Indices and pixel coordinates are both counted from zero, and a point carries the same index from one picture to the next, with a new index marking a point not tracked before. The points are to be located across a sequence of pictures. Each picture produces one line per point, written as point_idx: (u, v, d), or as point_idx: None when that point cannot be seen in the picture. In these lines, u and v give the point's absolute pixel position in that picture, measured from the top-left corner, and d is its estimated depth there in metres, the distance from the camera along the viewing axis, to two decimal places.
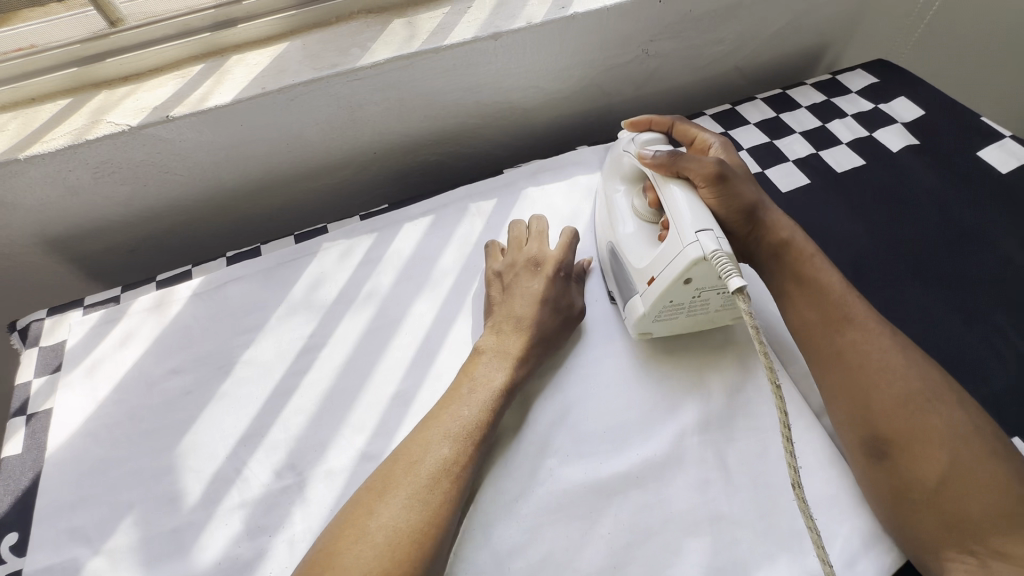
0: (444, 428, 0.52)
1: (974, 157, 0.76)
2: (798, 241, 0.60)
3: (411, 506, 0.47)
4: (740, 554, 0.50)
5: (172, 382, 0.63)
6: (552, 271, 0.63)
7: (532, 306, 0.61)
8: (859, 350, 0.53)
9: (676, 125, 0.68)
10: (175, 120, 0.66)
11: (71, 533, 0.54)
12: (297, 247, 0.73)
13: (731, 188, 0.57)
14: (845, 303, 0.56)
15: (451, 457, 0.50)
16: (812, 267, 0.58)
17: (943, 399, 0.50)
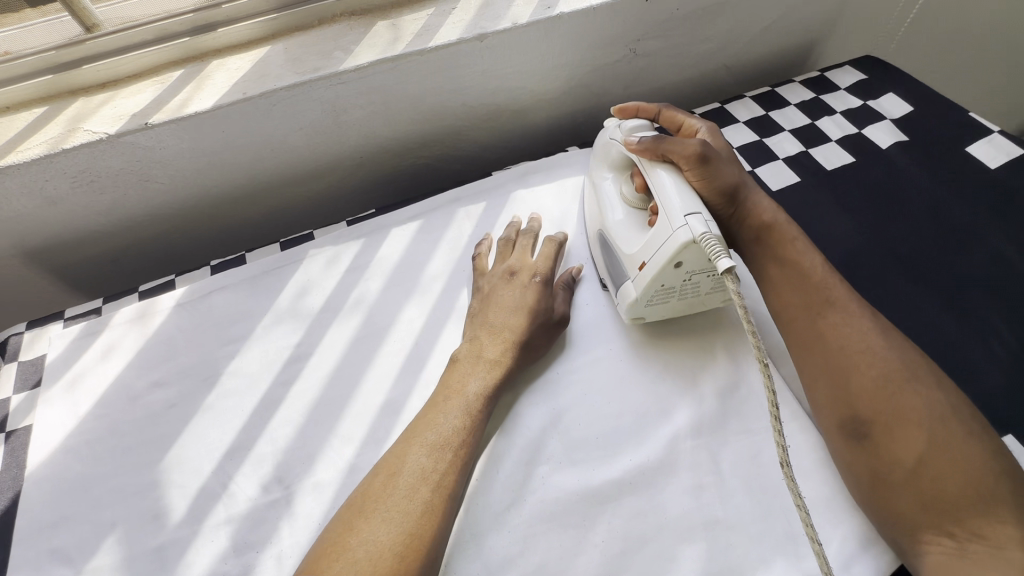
0: (422, 440, 0.51)
1: (963, 152, 0.76)
2: (780, 224, 0.60)
3: (394, 521, 0.46)
4: (736, 560, 0.49)
5: (156, 395, 0.62)
6: (529, 279, 0.63)
7: (507, 314, 0.60)
8: (838, 331, 0.53)
9: (663, 112, 0.67)
10: (154, 127, 0.65)
11: (52, 553, 0.53)
12: (283, 254, 0.72)
13: (714, 169, 0.58)
14: (825, 286, 0.56)
15: (433, 466, 0.49)
16: (792, 251, 0.58)
17: (923, 381, 0.49)
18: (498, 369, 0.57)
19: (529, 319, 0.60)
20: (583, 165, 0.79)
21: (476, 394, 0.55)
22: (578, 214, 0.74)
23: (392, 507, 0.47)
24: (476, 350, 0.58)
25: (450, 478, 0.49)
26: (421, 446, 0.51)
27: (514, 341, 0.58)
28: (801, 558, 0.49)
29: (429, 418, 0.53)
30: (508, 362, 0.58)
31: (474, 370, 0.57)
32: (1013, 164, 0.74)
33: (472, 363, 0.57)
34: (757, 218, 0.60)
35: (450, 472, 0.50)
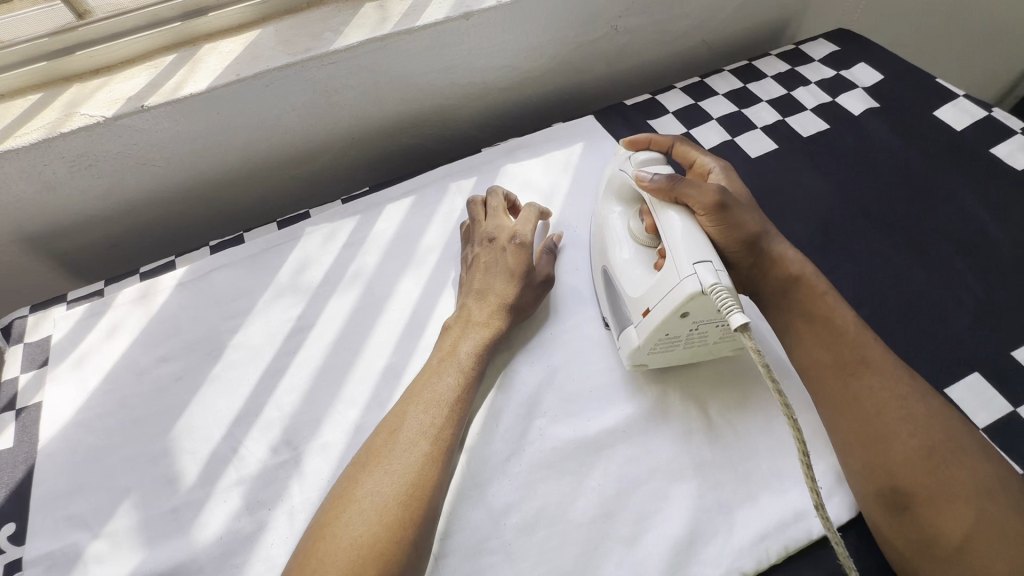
0: (422, 402, 0.53)
1: (930, 116, 0.80)
2: (808, 276, 0.57)
3: (398, 474, 0.48)
4: (724, 496, 0.52)
5: (162, 369, 0.64)
6: (511, 244, 0.64)
7: (493, 281, 0.62)
8: (877, 397, 0.49)
9: (676, 145, 0.66)
10: (150, 109, 0.67)
11: (69, 519, 0.55)
12: (281, 233, 0.74)
13: (735, 216, 0.55)
14: (858, 346, 0.52)
15: (432, 424, 0.51)
16: (824, 304, 0.55)
17: (968, 451, 0.46)
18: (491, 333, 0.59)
19: (516, 285, 0.62)
20: (569, 139, 0.82)
21: (469, 355, 0.57)
22: (566, 186, 0.77)
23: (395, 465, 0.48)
24: (469, 314, 0.61)
25: (450, 431, 0.52)
26: (421, 409, 0.52)
27: (502, 307, 0.61)
28: (784, 491, 0.52)
29: (423, 382, 0.55)
30: (500, 323, 0.60)
31: (465, 335, 0.59)
32: (977, 125, 0.77)
33: (463, 326, 0.60)
34: (785, 270, 0.57)
35: (450, 427, 0.52)
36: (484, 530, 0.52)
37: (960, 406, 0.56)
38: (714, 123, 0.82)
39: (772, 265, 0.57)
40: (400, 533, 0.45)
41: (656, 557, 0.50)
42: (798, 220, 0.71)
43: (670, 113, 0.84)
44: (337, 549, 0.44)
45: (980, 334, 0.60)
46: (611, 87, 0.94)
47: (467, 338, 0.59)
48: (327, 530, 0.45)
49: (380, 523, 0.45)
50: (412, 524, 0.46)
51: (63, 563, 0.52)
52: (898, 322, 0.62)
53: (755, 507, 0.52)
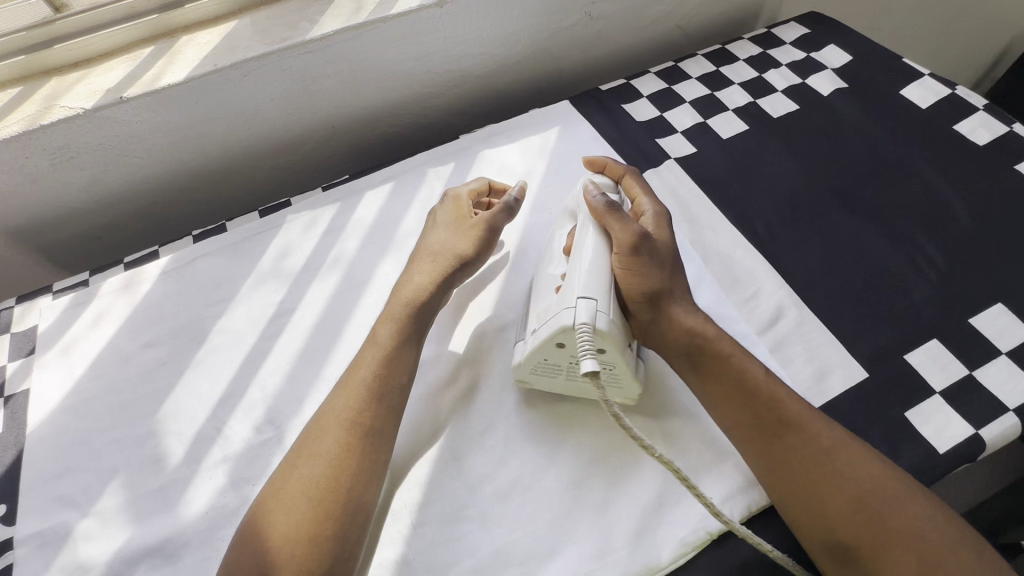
0: (338, 403, 0.52)
1: (897, 95, 0.82)
2: (716, 339, 0.54)
3: (317, 474, 0.48)
4: (692, 461, 0.54)
5: (148, 354, 0.65)
6: (450, 202, 0.67)
7: (430, 240, 0.65)
8: (804, 453, 0.48)
9: (626, 176, 0.64)
10: (129, 101, 0.68)
11: (59, 499, 0.56)
12: (262, 221, 0.75)
13: (641, 264, 0.54)
14: (776, 403, 0.50)
15: (350, 419, 0.51)
16: (733, 366, 0.52)
17: (899, 494, 0.46)
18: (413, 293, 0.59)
19: (445, 239, 0.64)
20: (545, 125, 0.83)
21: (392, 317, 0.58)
22: (542, 170, 0.78)
23: (313, 470, 0.48)
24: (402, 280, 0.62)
25: (368, 415, 0.51)
26: (336, 408, 0.52)
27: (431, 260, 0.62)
28: None
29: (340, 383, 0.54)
30: (429, 269, 0.61)
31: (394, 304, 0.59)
32: (941, 104, 0.80)
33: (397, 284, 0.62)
34: (682, 331, 0.54)
35: (371, 411, 0.51)
36: (462, 499, 0.53)
37: (919, 371, 0.58)
38: (686, 106, 0.84)
39: (666, 326, 0.54)
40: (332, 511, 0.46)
41: (626, 520, 0.52)
42: (766, 198, 0.73)
43: (644, 97, 0.86)
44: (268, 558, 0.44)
45: (938, 303, 0.63)
46: (588, 73, 0.95)
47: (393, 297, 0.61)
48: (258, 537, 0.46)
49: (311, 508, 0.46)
50: (342, 505, 0.47)
51: (54, 541, 0.54)
52: (861, 293, 0.64)
53: (723, 471, 0.54)
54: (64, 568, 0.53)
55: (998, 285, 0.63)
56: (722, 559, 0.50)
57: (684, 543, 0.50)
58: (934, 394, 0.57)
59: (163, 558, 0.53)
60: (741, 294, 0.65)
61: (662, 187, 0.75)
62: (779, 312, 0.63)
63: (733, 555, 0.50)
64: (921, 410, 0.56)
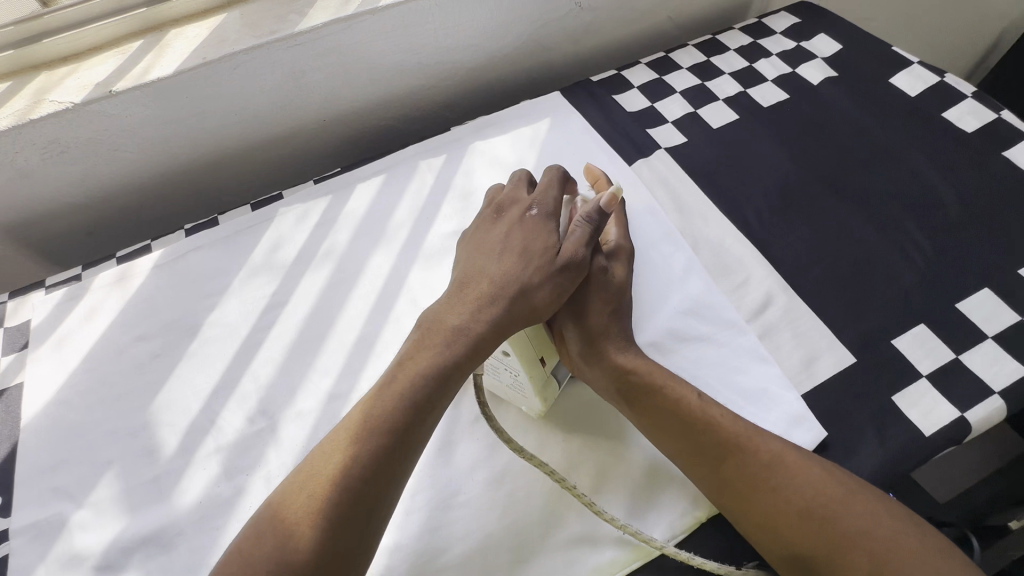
0: (332, 467, 0.43)
1: (887, 83, 0.82)
2: (647, 374, 0.53)
3: (286, 554, 0.40)
4: None
5: (141, 347, 0.65)
6: (523, 217, 0.57)
7: (494, 259, 0.54)
8: (744, 472, 0.48)
9: None
10: (119, 94, 0.68)
11: (54, 491, 0.57)
12: (254, 214, 0.75)
13: (580, 300, 0.56)
14: (713, 424, 0.50)
15: (355, 500, 0.42)
16: (666, 395, 0.52)
17: (847, 495, 0.46)
18: (464, 333, 0.49)
19: (513, 263, 0.53)
20: (536, 116, 0.83)
21: (437, 356, 0.48)
22: (532, 161, 0.78)
23: (298, 554, 0.40)
24: (448, 303, 0.52)
25: (374, 493, 0.43)
26: (330, 474, 0.43)
27: (494, 286, 0.52)
28: None
29: (337, 445, 0.44)
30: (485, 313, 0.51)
31: (435, 344, 0.49)
32: (930, 92, 0.80)
33: (444, 304, 0.52)
34: (612, 365, 0.54)
35: (380, 489, 0.43)
36: (453, 486, 0.54)
37: (906, 355, 0.59)
38: (677, 96, 0.84)
39: (597, 360, 0.54)
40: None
41: (618, 503, 0.52)
42: (756, 186, 0.74)
43: (635, 87, 0.86)
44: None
45: (926, 288, 0.63)
46: (579, 64, 0.95)
47: (435, 324, 0.51)
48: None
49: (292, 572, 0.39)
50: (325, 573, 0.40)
51: (49, 531, 0.54)
52: (850, 279, 0.65)
53: None
54: (59, 558, 0.53)
55: (985, 270, 0.64)
56: (711, 542, 0.51)
57: (673, 528, 0.51)
58: (921, 377, 0.57)
59: (158, 547, 0.53)
60: (731, 281, 0.66)
61: (652, 177, 0.75)
62: (768, 299, 0.64)
63: (722, 538, 0.51)
64: (908, 393, 0.57)
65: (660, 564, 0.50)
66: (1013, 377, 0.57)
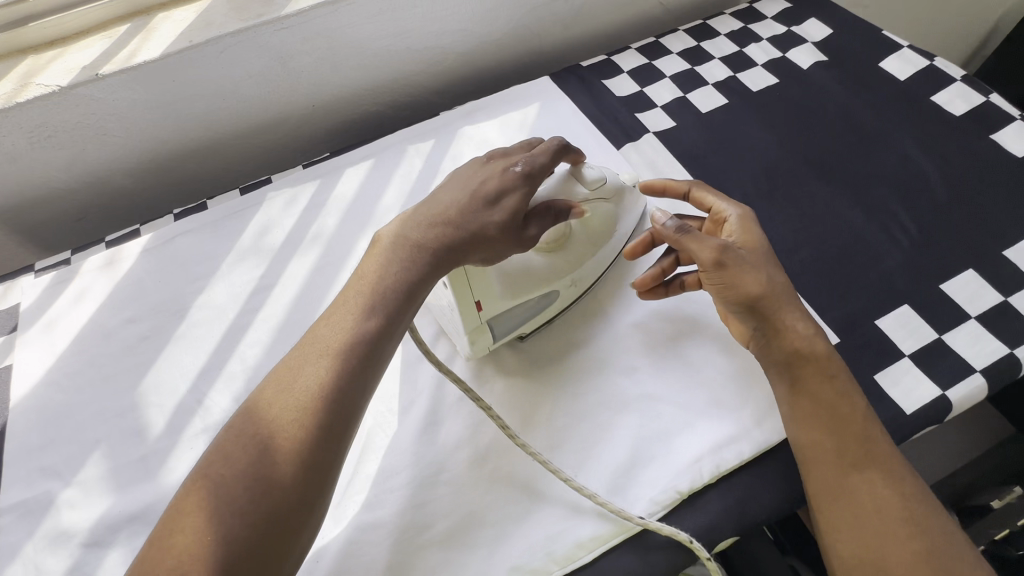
0: (303, 386, 0.44)
1: (876, 67, 0.82)
2: (816, 358, 0.50)
3: (258, 468, 0.40)
4: (662, 424, 0.55)
5: (129, 330, 0.66)
6: (503, 171, 0.55)
7: (459, 196, 0.54)
8: (878, 493, 0.46)
9: (692, 191, 0.61)
10: (105, 78, 0.68)
11: (42, 470, 0.57)
12: (243, 198, 0.75)
13: (738, 271, 0.52)
14: (866, 437, 0.48)
15: (323, 425, 0.43)
16: (832, 390, 0.49)
17: (960, 556, 0.44)
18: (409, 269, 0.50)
19: (473, 206, 0.53)
20: (525, 101, 0.83)
21: (388, 287, 0.49)
22: None
23: (268, 470, 0.40)
24: (410, 223, 0.53)
25: (343, 412, 0.44)
26: (303, 391, 0.44)
27: (448, 226, 0.52)
28: (722, 417, 0.55)
29: (308, 360, 0.45)
30: (432, 245, 0.51)
31: (398, 264, 0.50)
32: (919, 75, 0.80)
33: (409, 225, 0.53)
34: (784, 343, 0.51)
35: (340, 420, 0.44)
36: (437, 464, 0.54)
37: (889, 335, 0.59)
38: (666, 81, 0.84)
39: (773, 335, 0.51)
40: (278, 497, 0.40)
41: (599, 477, 0.53)
42: (743, 170, 0.74)
43: (625, 72, 0.86)
44: (190, 556, 0.37)
45: (911, 269, 0.63)
46: (571, 50, 0.95)
47: (396, 245, 0.52)
48: (182, 527, 0.38)
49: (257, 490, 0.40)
50: (290, 491, 0.40)
51: (37, 509, 0.55)
52: (835, 262, 0.65)
53: (691, 433, 0.54)
54: (47, 535, 0.53)
55: (970, 251, 0.64)
56: (691, 517, 0.51)
57: (655, 502, 0.51)
58: (903, 357, 0.58)
59: (144, 524, 0.53)
60: None
61: (641, 161, 0.75)
62: None
63: (702, 513, 0.51)
64: (890, 372, 0.57)
65: (640, 539, 0.50)
66: (994, 356, 0.57)
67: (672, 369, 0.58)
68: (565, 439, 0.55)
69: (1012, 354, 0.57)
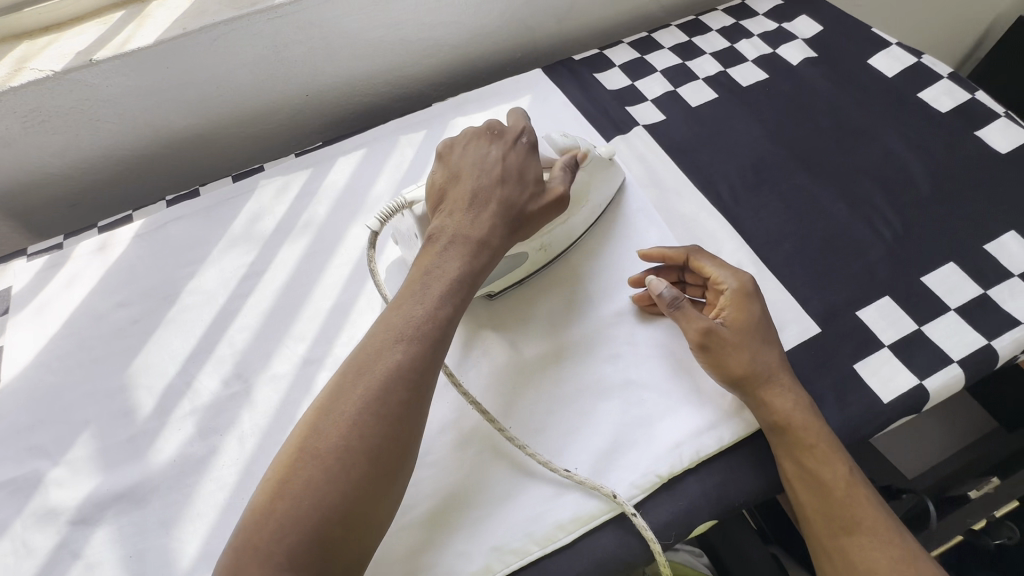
0: (383, 368, 0.45)
1: (865, 64, 0.83)
2: (798, 428, 0.51)
3: (349, 446, 0.42)
4: (645, 410, 0.56)
5: (120, 314, 0.66)
6: (514, 145, 0.59)
7: (491, 185, 0.55)
8: (868, 556, 0.48)
9: (690, 260, 0.60)
10: (99, 63, 0.69)
11: (31, 449, 0.58)
12: (235, 186, 0.76)
13: (721, 354, 0.54)
14: (851, 501, 0.50)
15: (403, 403, 0.45)
16: (813, 459, 0.50)
17: None
18: (484, 251, 0.53)
19: (518, 185, 0.56)
20: (517, 93, 0.84)
21: (458, 274, 0.51)
22: None
23: (357, 445, 0.43)
24: (459, 219, 0.54)
25: (420, 390, 0.46)
26: (382, 376, 0.45)
27: (503, 208, 0.55)
28: (703, 405, 0.56)
29: (382, 344, 0.47)
30: (491, 236, 0.53)
31: (463, 257, 0.52)
32: (907, 72, 0.81)
33: (457, 218, 0.54)
34: (765, 416, 0.52)
35: (417, 396, 0.46)
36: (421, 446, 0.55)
37: (869, 325, 0.60)
38: (657, 75, 0.85)
39: (752, 408, 0.53)
40: (367, 467, 0.42)
41: (584, 464, 0.53)
42: (730, 162, 0.74)
43: (616, 66, 0.86)
44: (296, 514, 0.41)
45: (893, 262, 0.64)
46: (564, 44, 0.95)
47: (455, 242, 0.52)
48: (283, 492, 0.42)
49: (352, 463, 0.42)
50: (380, 463, 0.43)
51: (25, 488, 0.56)
52: (819, 254, 0.66)
53: (674, 419, 0.55)
54: (35, 512, 0.54)
55: (952, 245, 0.65)
56: (670, 501, 0.52)
57: (634, 486, 0.52)
58: (882, 347, 0.59)
59: (131, 503, 0.54)
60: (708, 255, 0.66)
61: (630, 153, 0.76)
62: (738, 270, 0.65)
63: (681, 498, 0.52)
64: (869, 362, 0.58)
65: (620, 522, 0.51)
66: (971, 347, 0.58)
67: (654, 358, 0.59)
68: (541, 393, 0.57)
69: (989, 345, 0.58)
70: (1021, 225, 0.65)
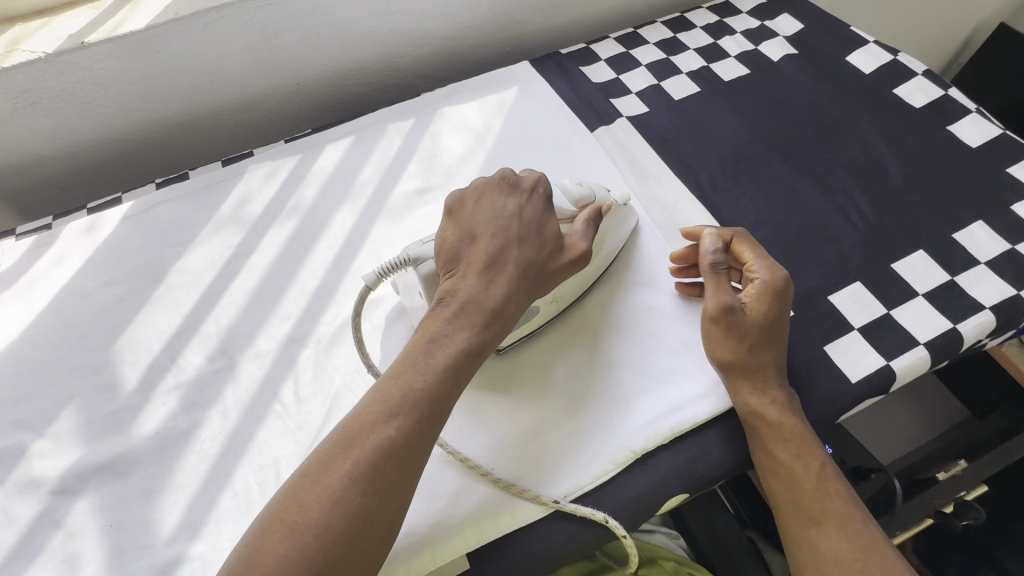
0: (373, 442, 0.42)
1: (843, 61, 0.85)
2: (777, 423, 0.52)
3: (330, 519, 0.40)
4: (622, 390, 0.57)
5: (107, 292, 0.67)
6: (530, 200, 0.57)
7: (504, 243, 0.53)
8: (834, 545, 0.49)
9: (734, 242, 0.61)
10: (91, 47, 0.69)
11: (16, 423, 0.58)
12: (224, 170, 0.77)
13: (725, 333, 0.55)
14: (820, 491, 0.51)
15: (392, 477, 0.42)
16: (786, 451, 0.52)
17: None
18: (497, 321, 0.50)
19: (533, 246, 0.54)
20: (504, 85, 0.85)
21: (463, 346, 0.48)
22: (498, 125, 0.81)
23: (339, 521, 0.40)
24: (468, 281, 0.51)
25: (414, 460, 0.44)
26: (373, 449, 0.42)
27: (517, 270, 0.52)
28: (678, 384, 0.57)
29: (375, 417, 0.44)
30: (502, 302, 0.51)
31: (469, 325, 0.49)
32: (883, 69, 0.83)
33: (469, 281, 0.51)
34: (742, 408, 0.54)
35: (408, 470, 0.43)
36: None
37: (840, 309, 0.62)
38: (642, 69, 0.87)
39: (734, 399, 0.55)
40: (348, 547, 0.40)
41: (558, 444, 0.54)
42: (710, 153, 0.76)
43: (602, 60, 0.88)
44: None
45: (864, 250, 0.66)
46: (552, 38, 0.97)
47: (468, 307, 0.50)
48: (262, 556, 0.39)
49: (334, 536, 0.39)
50: (364, 537, 0.40)
51: (9, 458, 0.56)
52: (794, 242, 0.67)
53: (649, 398, 0.57)
54: (17, 482, 0.55)
55: (921, 234, 0.67)
56: (643, 476, 0.54)
57: (610, 461, 0.53)
58: (852, 330, 0.60)
59: (114, 474, 0.55)
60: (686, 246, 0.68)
61: (614, 144, 0.78)
62: None
63: (653, 472, 0.54)
64: (838, 344, 0.60)
65: (594, 494, 0.53)
66: (938, 330, 0.60)
67: (633, 341, 0.60)
68: (528, 433, 0.55)
69: (955, 329, 0.60)
70: (988, 215, 0.67)
